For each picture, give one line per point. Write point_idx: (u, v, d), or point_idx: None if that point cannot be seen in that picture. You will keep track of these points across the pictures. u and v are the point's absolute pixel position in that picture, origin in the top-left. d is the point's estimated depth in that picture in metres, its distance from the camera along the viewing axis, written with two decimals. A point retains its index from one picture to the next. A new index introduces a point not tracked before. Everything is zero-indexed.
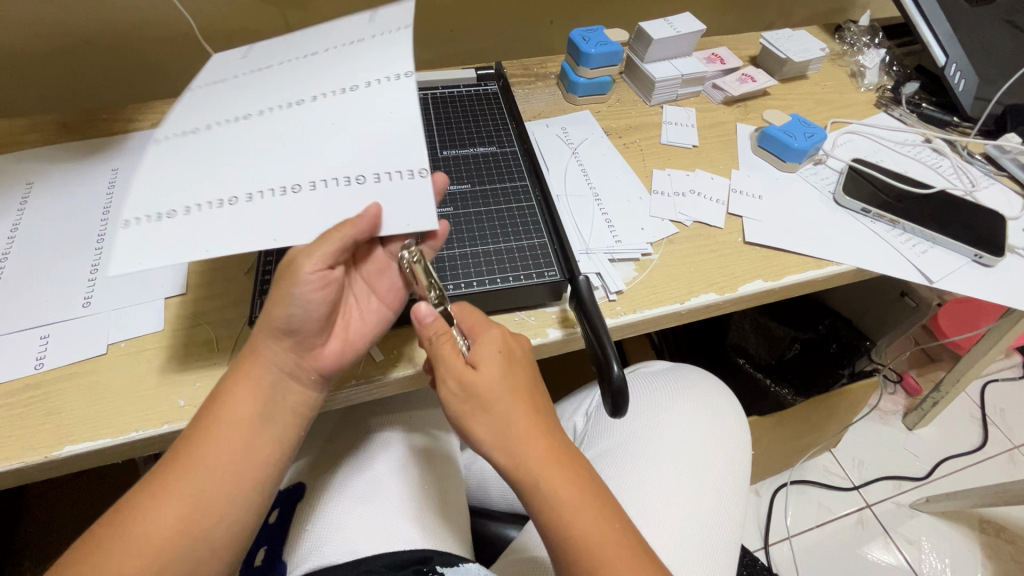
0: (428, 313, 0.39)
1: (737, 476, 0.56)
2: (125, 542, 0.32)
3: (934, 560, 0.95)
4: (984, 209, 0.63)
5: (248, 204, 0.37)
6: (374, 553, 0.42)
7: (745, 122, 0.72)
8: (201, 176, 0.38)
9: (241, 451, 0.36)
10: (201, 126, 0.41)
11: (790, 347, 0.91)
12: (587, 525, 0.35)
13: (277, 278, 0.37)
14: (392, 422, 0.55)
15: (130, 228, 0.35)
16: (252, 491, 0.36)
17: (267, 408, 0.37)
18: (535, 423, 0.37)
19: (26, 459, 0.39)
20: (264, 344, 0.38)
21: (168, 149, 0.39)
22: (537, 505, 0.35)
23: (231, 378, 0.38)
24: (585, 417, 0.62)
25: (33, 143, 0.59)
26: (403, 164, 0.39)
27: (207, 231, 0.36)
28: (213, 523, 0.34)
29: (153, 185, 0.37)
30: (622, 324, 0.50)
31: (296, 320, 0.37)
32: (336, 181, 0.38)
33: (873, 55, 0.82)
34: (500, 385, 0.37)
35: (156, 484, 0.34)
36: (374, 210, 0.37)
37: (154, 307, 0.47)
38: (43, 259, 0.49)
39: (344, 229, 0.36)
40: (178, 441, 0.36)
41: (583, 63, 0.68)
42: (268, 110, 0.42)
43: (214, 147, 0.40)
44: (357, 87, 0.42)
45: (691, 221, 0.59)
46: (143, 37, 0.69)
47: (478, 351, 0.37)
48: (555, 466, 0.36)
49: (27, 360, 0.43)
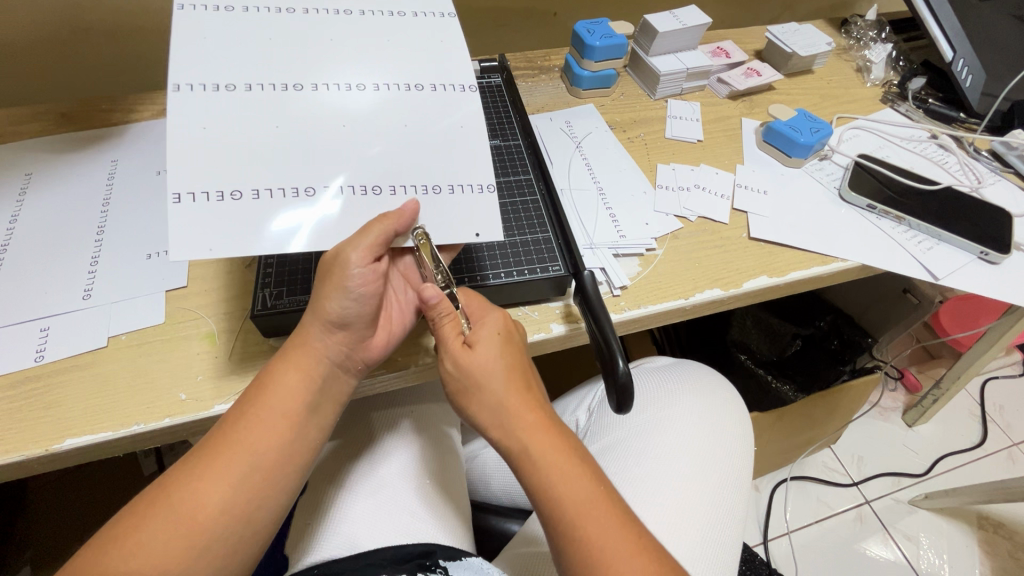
0: (434, 295, 0.39)
1: (740, 472, 0.56)
2: (173, 518, 0.32)
3: (932, 556, 0.95)
4: (990, 206, 0.63)
5: (328, 198, 0.38)
6: (376, 548, 0.42)
7: (751, 117, 0.72)
8: (257, 155, 0.37)
9: (290, 434, 0.36)
10: (238, 85, 0.39)
11: (791, 344, 0.90)
12: (577, 491, 0.36)
13: (324, 270, 0.37)
14: (393, 417, 0.55)
15: (197, 208, 0.35)
16: (299, 472, 0.37)
17: (316, 397, 0.37)
18: (526, 398, 0.38)
19: (28, 451, 0.39)
20: (317, 337, 0.37)
21: (211, 112, 0.37)
22: (525, 471, 0.37)
23: (279, 362, 0.37)
24: (587, 413, 0.62)
25: (32, 132, 0.58)
26: (474, 178, 0.41)
27: (292, 221, 0.37)
28: (261, 501, 0.35)
29: (211, 163, 0.36)
30: (627, 320, 0.50)
31: (349, 314, 0.37)
32: (415, 190, 0.40)
33: (879, 50, 0.81)
34: (495, 363, 0.38)
35: (201, 464, 0.34)
36: (414, 205, 0.39)
37: (155, 299, 0.47)
38: (42, 250, 0.48)
39: (388, 221, 0.37)
40: (222, 423, 0.36)
41: (589, 56, 0.67)
42: (318, 87, 0.40)
43: (260, 120, 0.38)
44: (418, 87, 0.42)
45: (696, 216, 0.58)
46: (143, 24, 0.69)
47: (478, 331, 0.39)
48: (545, 438, 0.37)
49: (28, 352, 0.43)
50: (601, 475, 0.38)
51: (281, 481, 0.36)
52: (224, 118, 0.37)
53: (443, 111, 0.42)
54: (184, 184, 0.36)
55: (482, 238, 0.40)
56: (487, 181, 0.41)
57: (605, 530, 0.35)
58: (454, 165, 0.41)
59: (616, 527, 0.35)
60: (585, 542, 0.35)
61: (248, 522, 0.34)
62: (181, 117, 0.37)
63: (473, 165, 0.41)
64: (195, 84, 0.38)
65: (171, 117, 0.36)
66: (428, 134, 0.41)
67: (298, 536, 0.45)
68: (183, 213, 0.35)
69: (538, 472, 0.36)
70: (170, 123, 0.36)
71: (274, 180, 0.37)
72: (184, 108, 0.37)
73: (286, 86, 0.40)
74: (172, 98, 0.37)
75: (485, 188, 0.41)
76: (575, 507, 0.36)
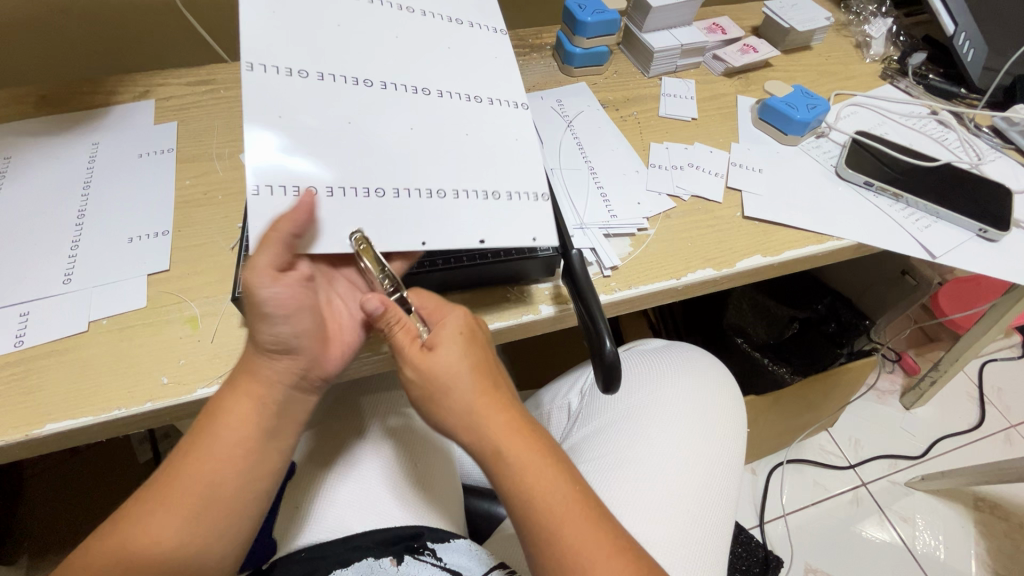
0: (377, 305, 0.36)
1: (732, 454, 0.55)
2: (128, 551, 0.32)
3: (927, 537, 0.96)
4: (991, 183, 0.62)
5: (396, 201, 0.38)
6: (365, 531, 0.42)
7: (746, 94, 0.70)
8: (320, 138, 0.37)
9: (246, 461, 0.35)
10: (311, 72, 0.39)
11: (789, 327, 0.90)
12: (550, 495, 0.36)
13: (245, 299, 0.35)
14: (382, 400, 0.54)
15: (262, 196, 0.35)
16: (261, 497, 0.36)
17: (274, 422, 0.37)
18: (497, 399, 0.37)
19: (7, 437, 0.38)
20: (261, 365, 0.36)
21: (290, 99, 0.37)
22: (498, 473, 0.36)
23: (231, 389, 0.36)
24: (579, 396, 0.61)
25: (10, 116, 0.56)
26: (532, 187, 0.43)
27: (366, 219, 0.37)
28: (219, 529, 0.34)
29: (280, 151, 0.36)
30: (616, 300, 0.49)
31: (286, 337, 0.35)
32: (477, 194, 0.41)
33: (879, 25, 0.78)
34: (460, 365, 0.36)
35: (155, 498, 0.34)
36: (308, 194, 0.35)
37: (137, 283, 0.46)
38: (19, 235, 0.47)
39: (282, 226, 0.34)
40: (178, 452, 0.35)
41: (580, 32, 0.66)
42: (388, 84, 0.41)
43: (329, 112, 0.38)
44: (479, 99, 0.44)
45: (689, 196, 0.57)
46: (126, 5, 0.67)
47: (437, 334, 0.37)
48: (517, 439, 0.36)
49: (7, 338, 0.42)
50: (575, 476, 0.37)
51: (240, 506, 0.35)
52: (299, 105, 0.37)
53: (460, 117, 0.43)
54: (268, 177, 0.35)
55: (540, 242, 0.41)
56: (544, 191, 0.43)
57: (580, 536, 0.35)
58: (510, 176, 0.42)
59: (593, 530, 0.35)
60: (559, 545, 0.35)
61: (208, 550, 0.34)
62: (258, 99, 0.36)
63: (527, 176, 0.43)
64: (267, 65, 0.37)
65: (246, 95, 0.36)
66: (488, 142, 0.43)
67: (287, 519, 0.45)
68: (271, 204, 0.35)
69: (510, 473, 0.36)
70: (245, 99, 0.36)
71: (347, 180, 0.37)
72: (257, 86, 0.37)
73: (357, 80, 0.40)
74: (246, 76, 0.37)
75: (541, 198, 0.43)
76: (548, 509, 0.35)
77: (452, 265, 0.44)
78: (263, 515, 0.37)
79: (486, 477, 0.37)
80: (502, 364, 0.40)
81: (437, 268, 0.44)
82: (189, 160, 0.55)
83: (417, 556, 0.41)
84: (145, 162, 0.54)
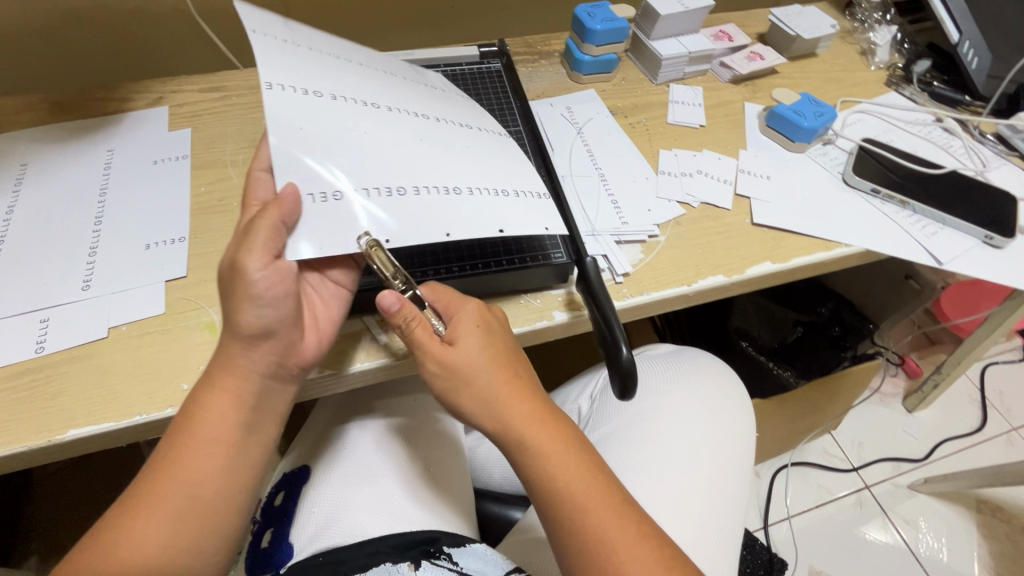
0: (393, 301, 0.36)
1: (741, 458, 0.56)
2: (113, 556, 0.33)
3: (930, 539, 0.96)
4: (996, 190, 0.63)
5: (416, 198, 0.40)
6: (382, 535, 0.43)
7: (753, 101, 0.71)
8: (337, 147, 0.39)
9: (226, 458, 0.36)
10: (323, 93, 0.41)
11: (792, 331, 0.89)
12: (571, 481, 0.37)
13: (225, 284, 0.35)
14: (392, 407, 0.55)
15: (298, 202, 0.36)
16: (245, 493, 0.37)
17: (250, 417, 0.37)
18: (518, 388, 0.38)
19: (30, 443, 0.39)
20: (240, 353, 0.36)
21: (308, 112, 0.39)
22: (521, 460, 0.37)
23: (204, 388, 0.36)
24: (589, 400, 0.62)
25: (26, 122, 0.57)
26: (532, 188, 0.46)
27: (391, 213, 0.38)
28: (205, 527, 0.35)
29: (305, 160, 0.37)
30: (628, 307, 0.50)
31: (268, 321, 0.35)
32: (488, 191, 0.43)
33: (884, 32, 0.79)
34: (480, 357, 0.37)
35: (136, 502, 0.34)
36: (294, 189, 0.36)
37: (155, 289, 0.47)
38: (37, 241, 0.48)
39: (274, 215, 0.35)
40: (157, 453, 0.36)
41: (588, 40, 0.66)
42: (390, 108, 0.45)
43: (344, 124, 0.40)
44: (470, 126, 0.49)
45: (698, 202, 0.58)
46: (139, 12, 0.68)
47: (456, 328, 0.38)
48: (538, 427, 0.37)
49: (28, 344, 0.43)
50: (597, 463, 0.38)
51: (224, 503, 0.36)
52: (319, 117, 0.39)
53: (459, 136, 0.46)
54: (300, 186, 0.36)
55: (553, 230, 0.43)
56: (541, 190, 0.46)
57: (604, 520, 0.36)
58: (512, 178, 0.45)
59: (616, 516, 0.36)
60: (584, 531, 0.36)
61: (196, 549, 0.34)
62: (283, 114, 0.37)
63: (524, 180, 0.46)
64: (285, 85, 0.39)
65: (270, 112, 0.37)
66: (485, 157, 0.46)
67: (303, 524, 0.45)
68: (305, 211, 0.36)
69: (533, 460, 0.37)
70: (269, 117, 0.37)
71: (366, 181, 0.39)
72: (281, 101, 0.38)
73: (364, 103, 0.43)
74: (267, 95, 0.38)
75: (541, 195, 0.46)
76: (572, 494, 0.36)
77: (467, 273, 0.45)
78: (249, 511, 0.37)
79: (510, 465, 0.38)
80: (522, 355, 0.41)
81: (450, 276, 0.45)
82: (204, 167, 0.55)
83: (433, 561, 0.41)
84: (160, 169, 0.54)
